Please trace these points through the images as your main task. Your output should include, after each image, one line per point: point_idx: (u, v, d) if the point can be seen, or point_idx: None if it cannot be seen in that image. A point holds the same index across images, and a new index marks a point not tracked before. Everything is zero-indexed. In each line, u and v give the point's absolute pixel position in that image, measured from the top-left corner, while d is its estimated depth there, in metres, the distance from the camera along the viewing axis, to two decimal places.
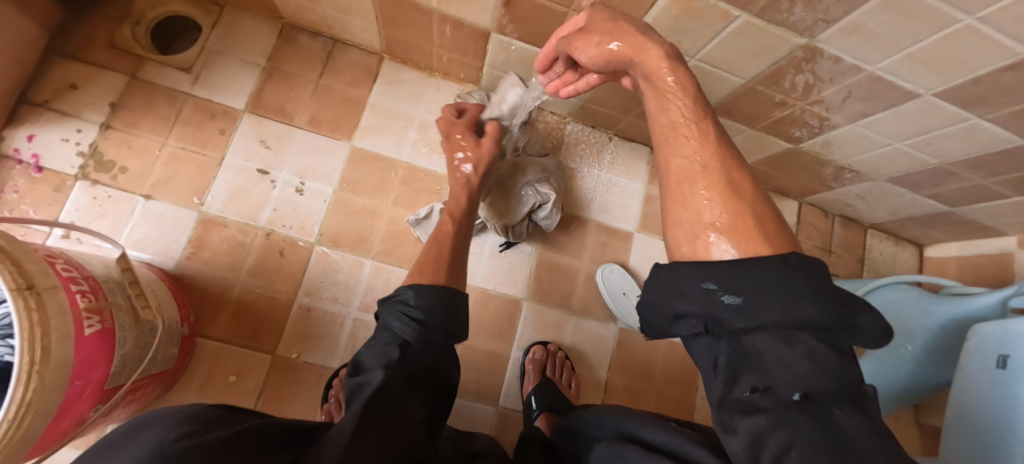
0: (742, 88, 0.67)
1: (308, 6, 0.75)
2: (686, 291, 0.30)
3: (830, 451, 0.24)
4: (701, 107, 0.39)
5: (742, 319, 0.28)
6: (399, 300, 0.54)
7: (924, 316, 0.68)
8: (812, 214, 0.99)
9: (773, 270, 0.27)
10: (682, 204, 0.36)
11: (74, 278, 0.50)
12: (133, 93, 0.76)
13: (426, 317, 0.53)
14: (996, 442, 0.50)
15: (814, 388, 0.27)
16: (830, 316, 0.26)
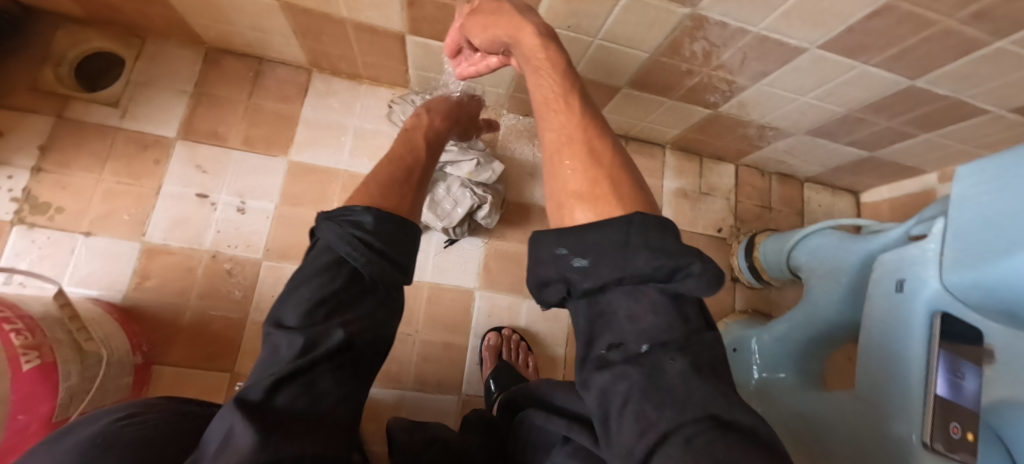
0: (649, 62, 0.70)
1: (226, 28, 0.77)
2: (547, 259, 0.34)
3: (654, 397, 0.27)
4: (569, 82, 0.43)
5: (590, 278, 0.32)
6: (350, 221, 0.39)
7: (846, 254, 0.71)
8: (748, 174, 1.03)
9: (615, 233, 0.31)
10: (554, 174, 0.38)
11: (6, 319, 0.51)
12: (62, 133, 0.76)
13: (384, 246, 0.39)
14: (892, 359, 0.56)
15: (655, 340, 0.30)
16: (663, 268, 0.30)
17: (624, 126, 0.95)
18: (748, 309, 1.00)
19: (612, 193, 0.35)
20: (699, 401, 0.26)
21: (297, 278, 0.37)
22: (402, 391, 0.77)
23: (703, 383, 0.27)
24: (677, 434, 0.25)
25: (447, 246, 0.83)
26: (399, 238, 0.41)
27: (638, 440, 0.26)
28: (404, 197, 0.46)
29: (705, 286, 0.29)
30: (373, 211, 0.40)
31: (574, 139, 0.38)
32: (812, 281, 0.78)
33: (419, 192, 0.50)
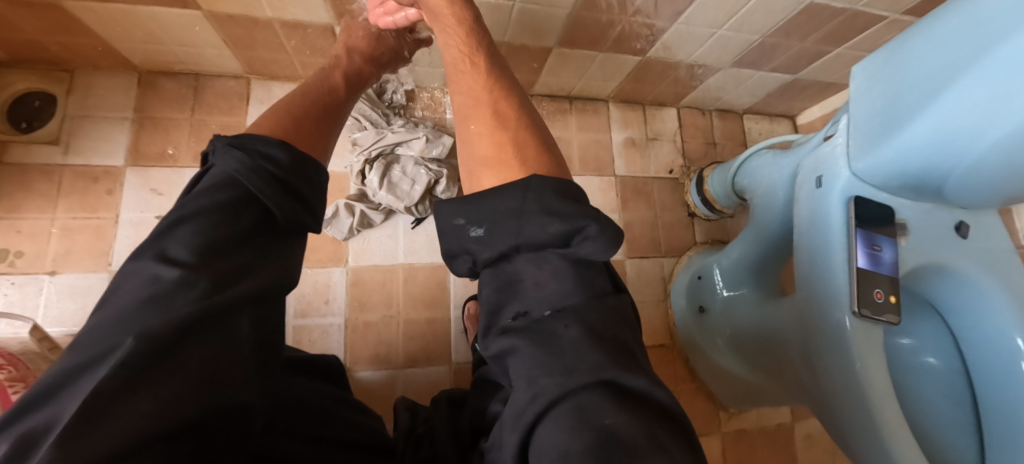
0: (571, 19, 0.73)
1: (155, 48, 0.77)
2: (449, 232, 0.39)
3: (547, 359, 0.32)
4: (473, 43, 0.48)
5: (488, 248, 0.38)
6: (258, 152, 0.39)
7: (777, 170, 0.77)
8: (690, 116, 1.10)
9: (513, 200, 0.36)
10: (467, 134, 0.43)
11: None
12: (7, 178, 0.76)
13: (289, 176, 0.40)
14: (818, 256, 0.61)
15: (556, 305, 0.35)
16: (556, 232, 0.35)
17: (565, 87, 0.98)
18: (708, 240, 1.08)
19: (513, 157, 0.39)
20: (587, 367, 0.31)
21: (182, 208, 0.35)
22: (393, 370, 0.81)
23: (592, 347, 0.32)
24: (567, 398, 0.30)
25: (414, 227, 0.86)
26: (305, 177, 0.42)
27: (531, 403, 0.31)
28: (308, 130, 0.47)
29: (599, 249, 0.35)
30: (285, 145, 0.41)
31: (483, 101, 0.44)
32: (755, 201, 0.84)
33: (327, 132, 0.51)
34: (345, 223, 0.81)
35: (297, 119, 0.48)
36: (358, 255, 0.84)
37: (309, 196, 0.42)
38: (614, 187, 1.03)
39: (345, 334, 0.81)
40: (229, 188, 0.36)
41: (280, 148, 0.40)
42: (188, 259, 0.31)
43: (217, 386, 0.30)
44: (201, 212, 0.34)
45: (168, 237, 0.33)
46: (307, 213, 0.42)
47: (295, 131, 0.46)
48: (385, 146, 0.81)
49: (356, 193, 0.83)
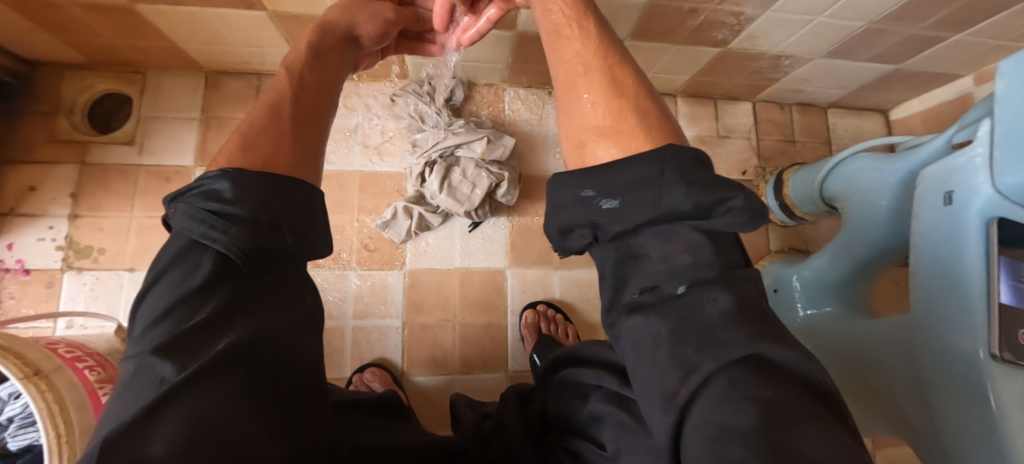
0: (648, 9, 0.65)
1: (219, 48, 0.77)
2: (566, 202, 0.30)
3: (693, 338, 0.26)
4: (582, 6, 0.39)
5: (619, 222, 0.29)
6: (203, 190, 0.29)
7: (882, 177, 0.70)
8: (766, 110, 1.01)
9: (650, 163, 0.27)
10: (574, 101, 0.33)
11: (78, 356, 0.53)
12: (88, 178, 0.79)
13: (248, 206, 0.29)
14: (950, 280, 0.52)
15: (695, 278, 0.27)
16: (701, 200, 0.26)
17: None
18: (784, 248, 0.98)
19: (635, 129, 0.30)
20: (740, 340, 0.25)
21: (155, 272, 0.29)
22: (450, 375, 0.79)
23: (745, 318, 0.26)
24: (721, 374, 0.25)
25: (471, 230, 0.84)
26: (279, 197, 0.31)
27: (681, 383, 0.26)
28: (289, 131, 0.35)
29: (746, 220, 0.27)
30: (228, 174, 0.30)
31: (592, 65, 0.34)
32: (847, 210, 0.76)
33: (320, 119, 0.40)
34: (403, 225, 0.79)
35: (272, 119, 0.36)
36: (415, 258, 0.82)
37: (295, 216, 0.31)
38: None
39: (403, 337, 0.80)
40: (186, 241, 0.29)
41: (228, 179, 0.29)
42: (148, 350, 0.26)
43: (227, 446, 0.22)
44: (163, 284, 0.28)
45: (138, 326, 0.28)
46: (300, 240, 0.32)
47: (270, 141, 0.34)
48: (445, 146, 0.78)
49: (414, 195, 0.81)
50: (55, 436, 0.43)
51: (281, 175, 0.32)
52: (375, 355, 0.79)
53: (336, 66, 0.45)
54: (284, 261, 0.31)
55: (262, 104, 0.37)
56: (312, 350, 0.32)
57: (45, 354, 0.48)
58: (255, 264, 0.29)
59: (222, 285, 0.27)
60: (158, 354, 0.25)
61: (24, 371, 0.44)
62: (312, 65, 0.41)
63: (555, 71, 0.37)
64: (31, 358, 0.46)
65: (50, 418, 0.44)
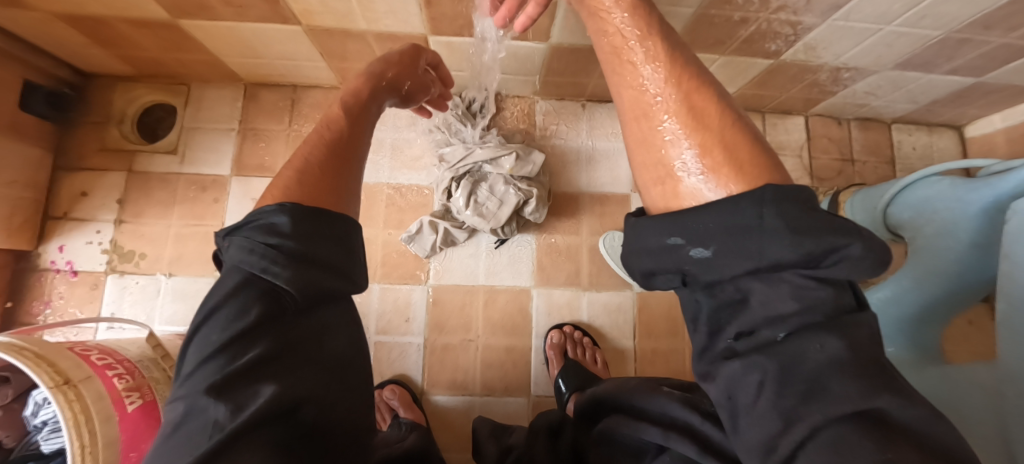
0: (693, 18, 0.60)
1: (258, 62, 0.79)
2: (652, 247, 0.25)
3: (801, 389, 0.21)
4: (649, 18, 0.30)
5: (711, 271, 0.24)
6: (258, 226, 0.32)
7: (959, 205, 0.62)
8: (821, 126, 0.93)
9: (748, 210, 0.22)
10: (652, 133, 0.27)
11: (109, 364, 0.53)
12: (134, 185, 0.82)
13: (296, 243, 0.31)
14: None
15: (799, 324, 0.22)
16: (813, 248, 0.21)
17: None
18: None
19: (726, 173, 0.24)
20: (857, 395, 0.20)
21: (207, 302, 0.31)
22: (471, 398, 0.77)
23: (862, 369, 0.21)
24: (831, 430, 0.20)
25: (497, 247, 0.81)
26: (320, 235, 0.33)
27: (780, 435, 0.21)
28: (327, 170, 0.36)
29: (863, 269, 0.21)
30: (286, 208, 0.32)
31: (667, 91, 0.27)
32: (920, 240, 0.67)
33: (358, 154, 0.41)
34: (428, 240, 0.78)
35: (321, 155, 0.37)
36: (439, 274, 0.80)
37: (334, 252, 0.33)
38: None
39: (423, 355, 0.78)
40: (237, 276, 0.31)
41: (285, 217, 0.31)
42: (201, 390, 0.28)
43: None
44: (210, 323, 0.30)
45: (186, 364, 0.30)
46: (339, 278, 0.34)
47: (307, 185, 0.35)
48: (473, 160, 0.76)
49: (440, 210, 0.80)
50: (80, 447, 0.45)
51: (326, 214, 0.34)
52: (396, 373, 0.77)
53: (373, 101, 0.46)
54: (326, 303, 0.34)
55: (312, 142, 0.39)
56: (353, 391, 0.35)
57: (77, 362, 0.49)
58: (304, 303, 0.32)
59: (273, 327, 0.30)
60: (211, 396, 0.27)
61: (55, 380, 0.46)
62: (354, 106, 0.44)
63: (620, 94, 0.30)
64: (64, 366, 0.48)
65: (74, 429, 0.45)
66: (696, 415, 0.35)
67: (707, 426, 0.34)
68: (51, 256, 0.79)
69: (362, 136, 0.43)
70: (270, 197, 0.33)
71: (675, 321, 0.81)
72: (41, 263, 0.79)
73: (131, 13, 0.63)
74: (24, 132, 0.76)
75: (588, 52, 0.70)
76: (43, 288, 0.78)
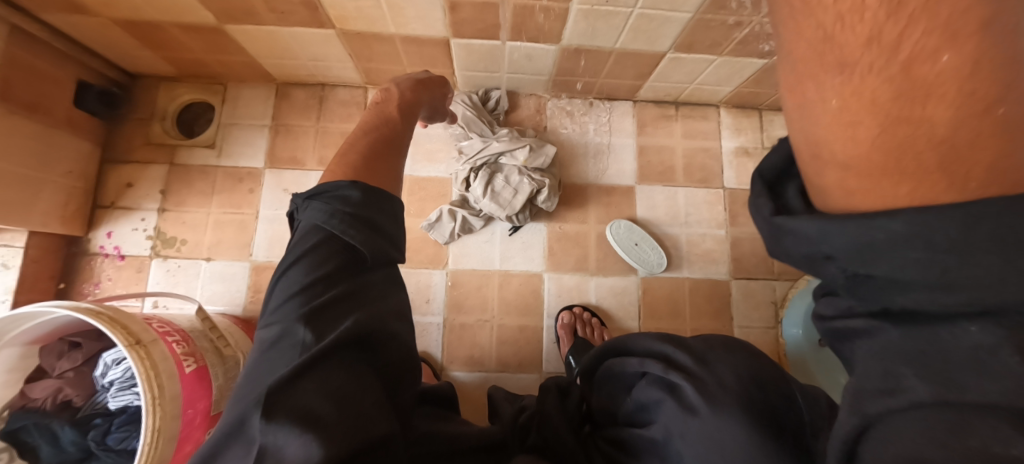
0: (691, 22, 0.67)
1: (292, 63, 0.86)
2: (791, 249, 0.20)
3: (914, 366, 0.16)
4: None
5: (866, 289, 0.18)
6: (333, 197, 0.41)
7: None
8: None
9: (911, 225, 0.15)
10: (817, 83, 0.17)
11: (168, 331, 0.59)
12: (175, 177, 0.89)
13: (361, 212, 0.40)
14: None
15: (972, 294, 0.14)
16: (992, 283, 0.14)
17: (673, 92, 0.92)
18: None
19: (943, 165, 0.14)
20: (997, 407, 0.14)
21: (292, 254, 0.40)
22: (487, 373, 0.82)
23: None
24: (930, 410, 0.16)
25: (511, 234, 0.87)
26: (378, 206, 0.42)
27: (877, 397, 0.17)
28: (378, 157, 0.46)
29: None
30: (356, 184, 0.41)
31: (870, 6, 0.15)
32: None
33: (400, 147, 0.50)
34: (447, 227, 0.84)
35: (375, 141, 0.48)
36: (457, 259, 0.86)
37: (388, 222, 0.43)
38: (722, 200, 0.92)
39: (443, 333, 0.84)
40: (316, 234, 0.39)
41: (355, 189, 0.41)
42: (292, 318, 0.36)
43: (353, 399, 0.32)
44: (294, 268, 0.39)
45: (273, 303, 0.38)
46: (391, 242, 0.43)
47: (364, 166, 0.44)
48: (490, 153, 0.82)
49: (458, 199, 0.86)
50: (152, 397, 0.52)
51: (383, 189, 0.43)
52: (418, 350, 0.83)
53: (412, 101, 0.55)
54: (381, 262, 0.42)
55: (370, 130, 0.49)
56: (404, 334, 0.42)
57: (145, 327, 0.55)
58: (367, 258, 0.40)
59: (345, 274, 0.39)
60: (299, 323, 0.36)
61: (129, 339, 0.52)
62: (398, 107, 0.53)
63: (778, 13, 0.19)
64: (134, 329, 0.54)
65: (147, 382, 0.52)
66: (667, 346, 0.45)
67: (679, 355, 0.44)
68: (100, 242, 0.86)
69: (402, 125, 0.52)
70: (340, 174, 0.43)
71: (677, 303, 0.87)
72: (91, 248, 0.86)
73: (184, 18, 0.71)
74: (77, 126, 0.83)
75: (595, 53, 0.76)
76: (93, 271, 0.85)
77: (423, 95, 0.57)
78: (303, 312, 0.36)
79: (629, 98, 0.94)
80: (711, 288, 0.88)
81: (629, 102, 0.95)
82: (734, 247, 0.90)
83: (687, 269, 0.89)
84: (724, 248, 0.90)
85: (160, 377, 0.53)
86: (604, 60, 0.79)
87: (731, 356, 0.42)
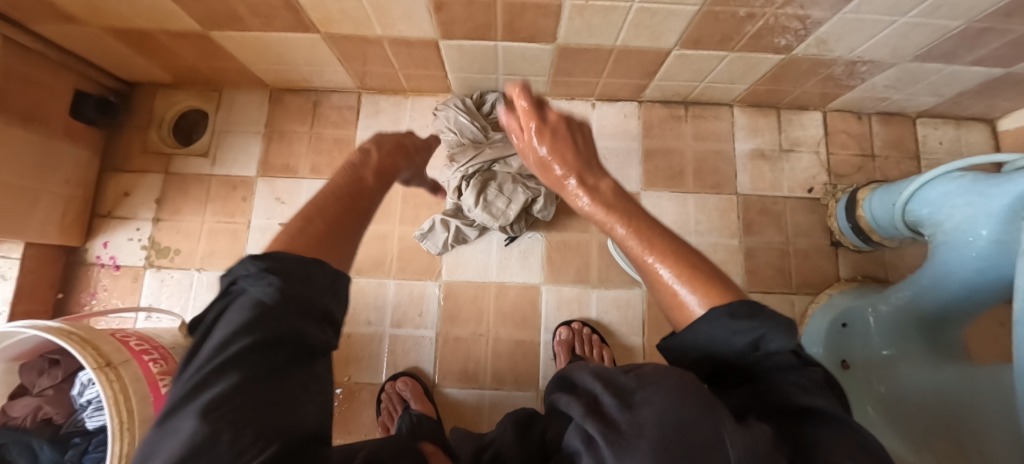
0: (699, 15, 0.61)
1: (283, 68, 0.84)
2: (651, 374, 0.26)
3: None
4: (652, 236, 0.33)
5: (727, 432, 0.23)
6: (238, 287, 0.25)
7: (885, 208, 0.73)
8: (839, 121, 0.90)
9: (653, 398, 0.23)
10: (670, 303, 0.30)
11: (145, 349, 0.58)
12: (170, 186, 0.88)
13: (273, 313, 0.24)
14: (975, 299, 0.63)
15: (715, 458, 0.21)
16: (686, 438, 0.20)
17: (681, 91, 0.86)
18: (856, 276, 0.84)
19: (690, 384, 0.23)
20: None
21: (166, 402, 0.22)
22: (481, 391, 0.78)
23: None
24: None
25: (507, 244, 0.83)
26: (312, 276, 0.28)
27: None
28: (331, 239, 0.31)
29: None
30: (270, 258, 0.27)
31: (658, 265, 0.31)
32: (941, 239, 0.64)
33: (361, 220, 0.37)
34: (440, 237, 0.81)
35: (305, 209, 0.33)
36: (451, 270, 0.83)
37: (324, 288, 0.28)
38: (735, 206, 0.86)
39: (436, 348, 0.80)
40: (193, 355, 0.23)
41: (263, 275, 0.25)
42: None
43: None
44: (175, 426, 0.20)
45: None
46: (311, 348, 0.25)
47: (301, 243, 0.30)
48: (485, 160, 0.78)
49: (451, 208, 0.82)
50: (118, 423, 0.49)
51: (314, 263, 0.28)
52: (410, 364, 0.80)
53: (388, 163, 0.47)
54: (304, 388, 0.24)
55: (319, 193, 0.37)
56: None
57: (118, 347, 0.54)
58: (274, 385, 0.22)
59: (253, 423, 0.20)
60: (237, 427, 0.20)
61: (98, 362, 0.50)
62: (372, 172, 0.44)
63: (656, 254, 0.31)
64: (105, 350, 0.52)
65: (114, 407, 0.50)
66: (594, 377, 0.27)
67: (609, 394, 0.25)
68: (97, 251, 0.86)
69: (370, 191, 0.42)
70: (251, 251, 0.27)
71: None
72: (88, 258, 0.86)
73: (171, 25, 0.70)
74: (75, 135, 0.83)
75: (594, 51, 0.71)
76: (91, 281, 0.85)
77: (398, 158, 0.50)
78: (196, 422, 0.19)
79: (635, 99, 0.88)
80: None
81: (635, 103, 0.90)
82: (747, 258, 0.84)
83: None
84: (737, 259, 0.84)
85: (129, 400, 0.51)
86: (605, 59, 0.74)
87: (665, 391, 0.22)
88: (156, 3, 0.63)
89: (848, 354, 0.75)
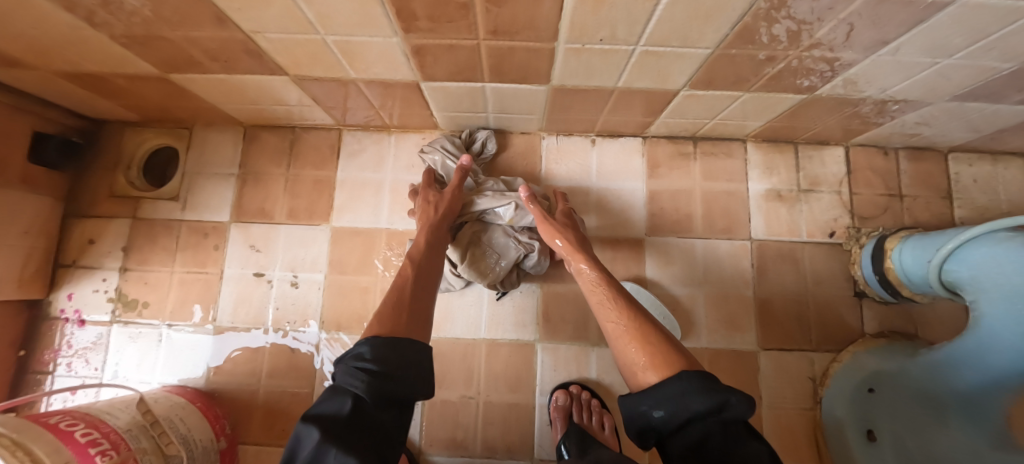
0: (711, 58, 0.53)
1: (254, 107, 0.77)
2: None
3: None
4: (641, 325, 0.52)
5: None
6: (353, 355, 0.44)
7: (922, 266, 0.65)
8: (863, 157, 0.82)
9: None
10: None
11: (94, 440, 0.51)
12: (138, 233, 0.82)
13: (382, 368, 0.42)
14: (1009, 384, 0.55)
15: None
16: None
17: (689, 127, 0.78)
18: (883, 331, 0.76)
19: None
20: None
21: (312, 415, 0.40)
22: (470, 460, 0.72)
23: None
24: None
25: (498, 298, 0.77)
26: (419, 356, 0.46)
27: None
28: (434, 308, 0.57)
29: None
30: (373, 342, 0.45)
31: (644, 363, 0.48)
32: (985, 307, 0.56)
33: (429, 287, 0.58)
34: None
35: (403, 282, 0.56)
36: (439, 325, 0.77)
37: (418, 368, 0.45)
38: (748, 253, 0.78)
39: (422, 412, 0.74)
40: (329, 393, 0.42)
41: (370, 345, 0.44)
42: None
43: None
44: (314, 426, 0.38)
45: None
46: (405, 390, 0.43)
47: (398, 315, 0.50)
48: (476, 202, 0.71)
49: None
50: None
51: (402, 338, 0.47)
52: None
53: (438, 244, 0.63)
54: (391, 417, 0.41)
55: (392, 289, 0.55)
56: None
57: (54, 447, 0.47)
58: (378, 405, 0.40)
59: (355, 428, 0.38)
60: (339, 440, 0.36)
61: None
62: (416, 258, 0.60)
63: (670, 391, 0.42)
64: (38, 453, 0.46)
65: None
66: None
67: None
68: (61, 304, 0.80)
69: (429, 277, 0.58)
70: (367, 328, 0.48)
71: None
72: (52, 311, 0.80)
73: (124, 69, 0.63)
74: (35, 181, 0.77)
75: (592, 92, 0.64)
76: (54, 337, 0.79)
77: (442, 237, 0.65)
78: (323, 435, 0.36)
79: (638, 135, 0.81)
80: (735, 360, 0.75)
81: (638, 138, 0.82)
82: (762, 311, 0.76)
83: (706, 339, 0.75)
84: (751, 312, 0.76)
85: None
86: (604, 99, 0.66)
87: None
88: (101, 49, 0.57)
89: (875, 423, 0.69)
